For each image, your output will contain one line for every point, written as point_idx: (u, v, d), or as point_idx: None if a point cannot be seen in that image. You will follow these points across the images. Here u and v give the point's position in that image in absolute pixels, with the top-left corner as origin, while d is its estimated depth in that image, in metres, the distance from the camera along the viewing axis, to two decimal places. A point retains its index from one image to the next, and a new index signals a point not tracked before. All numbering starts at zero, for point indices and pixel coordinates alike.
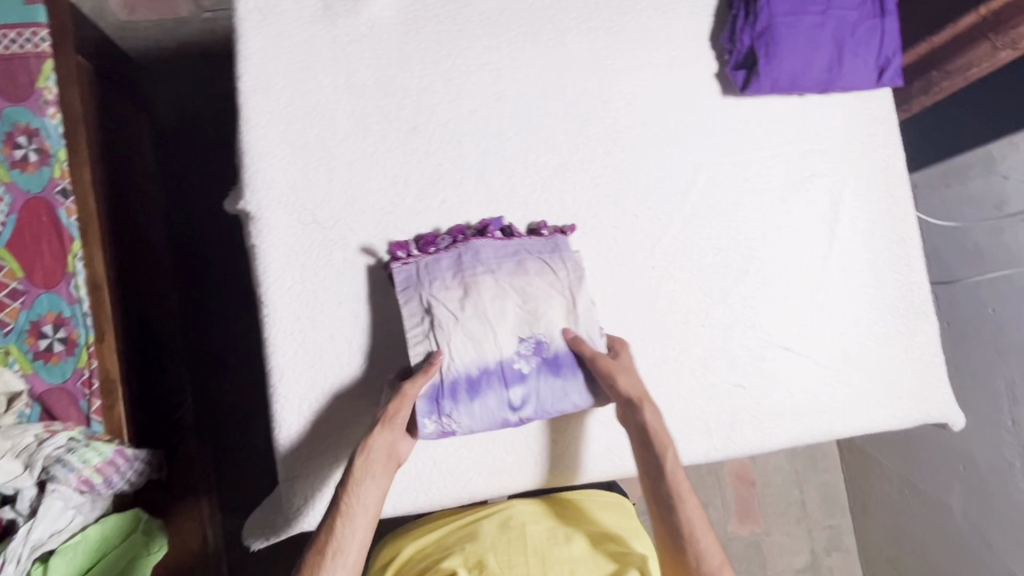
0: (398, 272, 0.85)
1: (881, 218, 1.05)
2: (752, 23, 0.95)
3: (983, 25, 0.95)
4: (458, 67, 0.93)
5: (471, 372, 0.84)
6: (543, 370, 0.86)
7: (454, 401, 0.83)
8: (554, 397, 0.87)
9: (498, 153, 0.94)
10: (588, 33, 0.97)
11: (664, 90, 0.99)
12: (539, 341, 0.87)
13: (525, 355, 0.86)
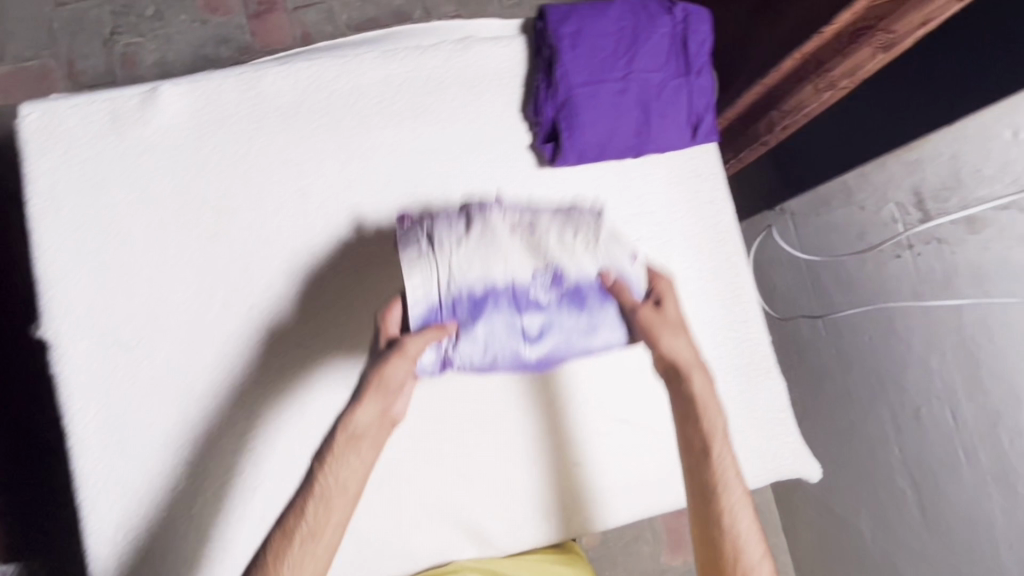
0: (405, 228, 0.75)
1: (715, 278, 0.92)
2: (553, 94, 0.85)
3: (860, 25, 0.87)
4: (257, 166, 0.84)
5: (476, 291, 0.72)
6: (564, 303, 0.74)
7: (455, 324, 0.72)
8: (577, 332, 0.75)
9: (309, 252, 0.85)
10: (392, 117, 0.87)
11: (477, 168, 0.88)
12: (556, 272, 0.74)
13: (542, 285, 0.74)
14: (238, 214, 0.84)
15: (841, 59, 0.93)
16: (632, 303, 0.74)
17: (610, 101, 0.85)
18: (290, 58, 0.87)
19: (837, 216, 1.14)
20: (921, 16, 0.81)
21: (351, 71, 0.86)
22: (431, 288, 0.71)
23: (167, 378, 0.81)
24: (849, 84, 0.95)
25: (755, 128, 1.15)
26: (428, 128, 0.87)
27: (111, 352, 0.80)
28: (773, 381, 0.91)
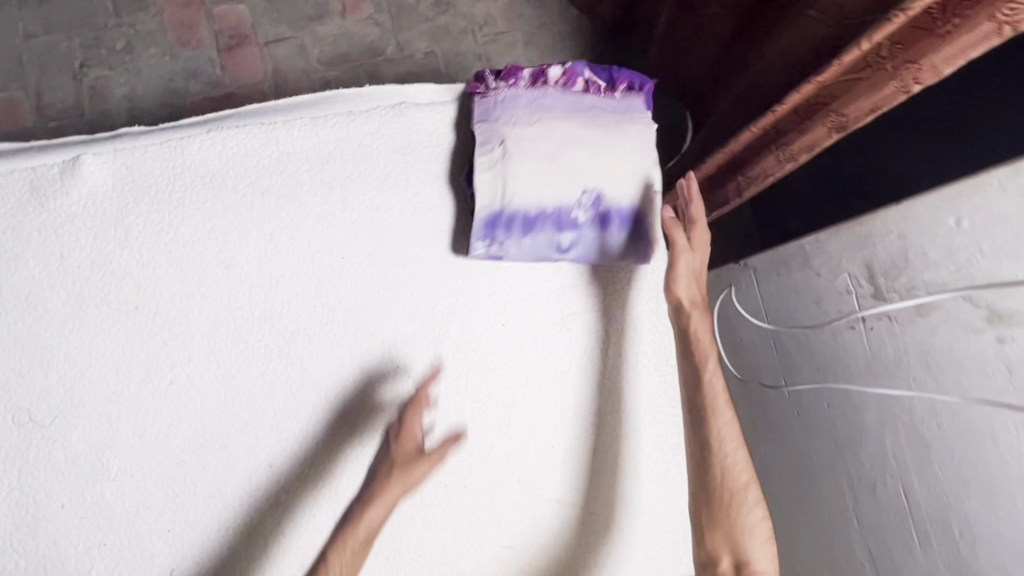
0: (477, 106, 0.85)
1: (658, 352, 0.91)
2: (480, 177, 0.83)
3: (813, 104, 0.84)
4: (180, 237, 0.82)
5: (529, 211, 0.83)
6: (596, 224, 0.86)
7: (508, 233, 0.83)
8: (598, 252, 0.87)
9: (231, 325, 0.83)
10: (322, 186, 0.85)
11: (409, 238, 0.86)
12: (597, 195, 0.85)
13: (584, 206, 0.85)
14: (162, 286, 0.82)
15: (796, 134, 0.89)
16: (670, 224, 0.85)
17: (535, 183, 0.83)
18: (219, 124, 0.84)
19: (797, 279, 1.11)
20: (871, 102, 0.78)
21: (281, 140, 0.84)
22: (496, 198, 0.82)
23: (78, 459, 0.78)
24: (808, 157, 0.92)
25: (723, 189, 1.12)
26: (359, 198, 0.85)
27: (21, 431, 0.78)
28: None
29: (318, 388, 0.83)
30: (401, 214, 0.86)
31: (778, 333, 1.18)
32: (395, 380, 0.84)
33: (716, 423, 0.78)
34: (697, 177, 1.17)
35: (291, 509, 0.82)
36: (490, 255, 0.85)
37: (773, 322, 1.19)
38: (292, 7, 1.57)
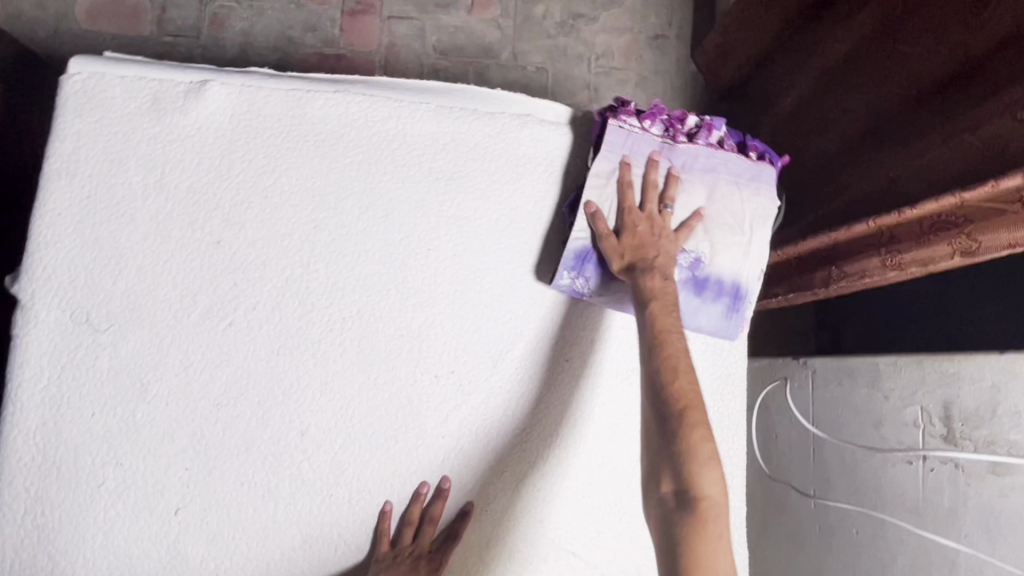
0: (608, 129, 0.80)
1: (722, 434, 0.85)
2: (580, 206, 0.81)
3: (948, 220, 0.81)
4: (279, 185, 0.82)
5: None
6: (687, 287, 0.79)
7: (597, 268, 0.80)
8: (683, 315, 0.80)
9: (301, 285, 0.81)
10: (428, 174, 0.84)
11: (498, 249, 0.84)
12: (697, 259, 0.79)
13: (679, 267, 0.79)
14: (248, 227, 0.81)
15: (915, 245, 0.86)
16: (629, 205, 0.77)
17: None
18: (346, 86, 0.84)
19: (858, 395, 1.07)
20: (1009, 238, 0.74)
21: (400, 116, 0.84)
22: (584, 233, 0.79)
23: (120, 371, 0.78)
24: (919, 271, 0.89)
25: (811, 276, 1.09)
26: (462, 195, 0.84)
27: (77, 329, 0.78)
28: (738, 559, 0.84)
29: (367, 371, 0.81)
30: (496, 222, 0.84)
31: (820, 443, 1.14)
32: (444, 384, 0.82)
33: (691, 440, 0.65)
34: (786, 259, 1.14)
35: (309, 483, 0.79)
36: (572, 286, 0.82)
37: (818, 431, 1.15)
38: None
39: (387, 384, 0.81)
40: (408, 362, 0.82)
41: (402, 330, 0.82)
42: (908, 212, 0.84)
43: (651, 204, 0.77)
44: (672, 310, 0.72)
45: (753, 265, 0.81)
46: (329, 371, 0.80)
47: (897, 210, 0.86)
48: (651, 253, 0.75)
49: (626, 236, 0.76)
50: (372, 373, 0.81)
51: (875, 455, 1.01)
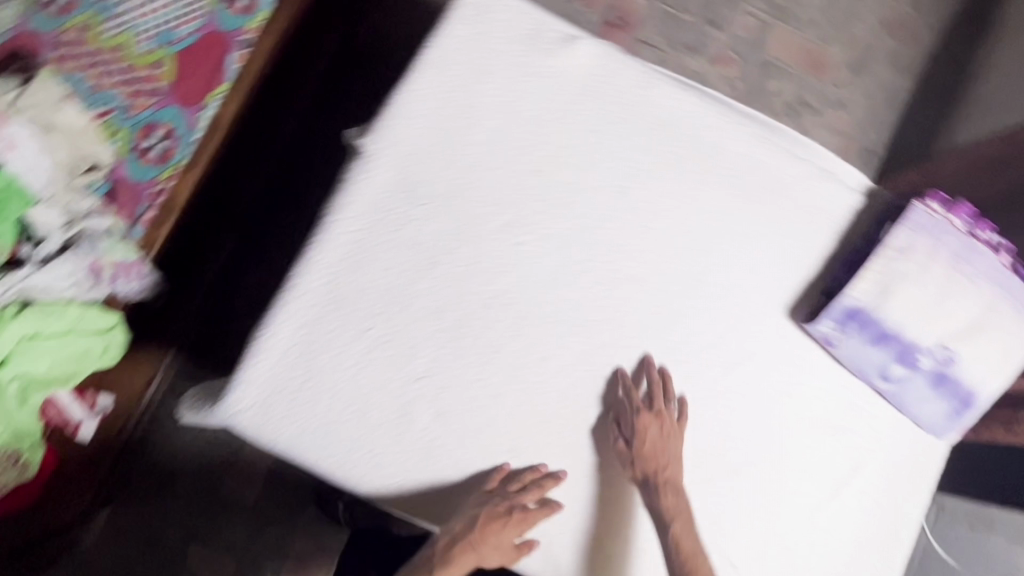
0: (916, 213, 0.85)
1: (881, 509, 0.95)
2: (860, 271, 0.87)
3: None
4: (606, 145, 0.91)
5: (889, 331, 0.85)
6: (931, 377, 0.87)
7: (861, 333, 0.86)
8: (916, 397, 0.89)
9: (591, 235, 0.90)
10: (729, 186, 0.92)
11: (763, 274, 0.92)
12: (951, 357, 0.86)
13: (934, 357, 0.86)
14: (567, 168, 0.90)
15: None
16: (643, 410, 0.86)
17: (913, 308, 0.84)
18: (688, 86, 0.94)
19: None
20: None
21: (724, 130, 0.93)
22: (862, 299, 0.84)
23: (421, 244, 0.87)
24: None
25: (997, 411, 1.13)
26: (751, 216, 0.92)
27: (400, 195, 0.88)
28: None
29: (616, 330, 0.89)
30: (770, 252, 0.92)
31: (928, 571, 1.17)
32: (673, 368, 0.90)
33: None
34: None
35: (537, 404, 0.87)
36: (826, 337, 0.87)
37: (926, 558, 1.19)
38: None
39: (627, 347, 0.89)
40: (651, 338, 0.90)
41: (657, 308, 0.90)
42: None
43: (658, 401, 0.88)
44: (678, 489, 0.87)
45: (994, 380, 0.88)
46: (587, 316, 0.89)
47: None
48: (660, 463, 0.86)
49: (640, 441, 0.86)
50: (619, 333, 0.89)
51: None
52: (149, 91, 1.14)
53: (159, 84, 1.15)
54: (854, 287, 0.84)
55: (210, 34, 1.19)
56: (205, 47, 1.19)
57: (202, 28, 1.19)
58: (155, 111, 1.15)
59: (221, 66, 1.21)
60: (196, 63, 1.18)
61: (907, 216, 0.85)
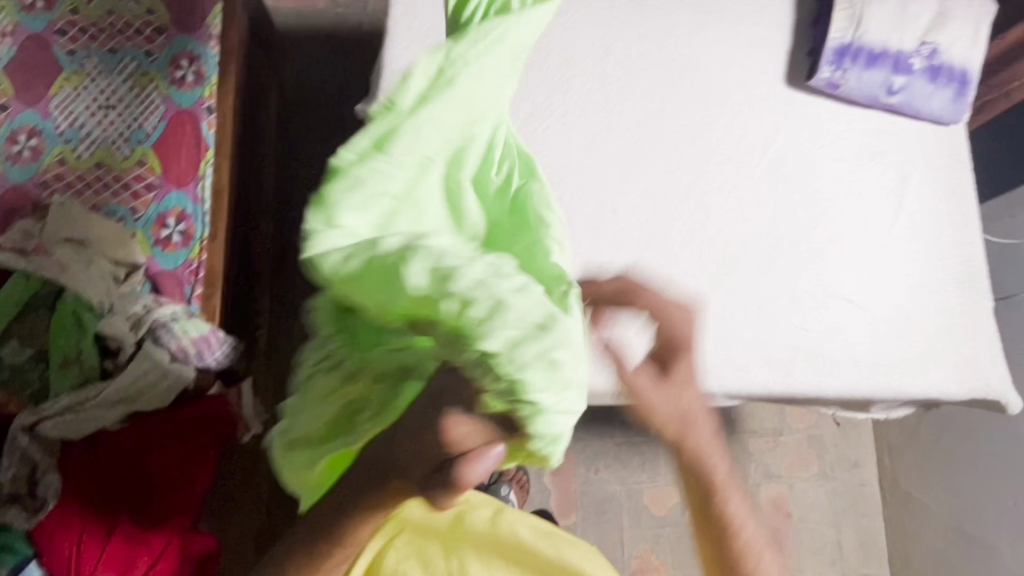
0: None
1: (947, 198, 0.99)
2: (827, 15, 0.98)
3: None
4: (573, 21, 1.00)
5: (879, 45, 0.95)
6: (925, 74, 0.96)
7: (856, 63, 0.95)
8: (922, 97, 0.97)
9: (601, 97, 0.98)
10: (689, 8, 1.02)
11: (743, 60, 1.01)
12: (935, 50, 0.95)
13: (921, 56, 0.95)
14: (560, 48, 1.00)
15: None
16: None
17: (888, 22, 0.94)
18: None
19: None
20: None
21: None
22: (845, 35, 0.95)
23: None
24: None
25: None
26: (714, 24, 1.02)
27: None
28: (979, 309, 0.96)
29: (658, 158, 0.97)
30: (752, 37, 1.02)
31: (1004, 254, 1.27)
32: (722, 168, 0.97)
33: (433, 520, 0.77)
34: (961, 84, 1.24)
35: (622, 249, 0.94)
36: (831, 83, 0.96)
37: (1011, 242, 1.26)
38: None
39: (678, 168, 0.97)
40: (695, 144, 0.98)
41: (670, 131, 0.98)
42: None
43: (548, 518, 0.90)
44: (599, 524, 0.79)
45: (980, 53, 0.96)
46: (636, 165, 0.97)
47: None
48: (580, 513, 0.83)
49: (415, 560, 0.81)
50: (661, 160, 0.97)
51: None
52: (148, 188, 1.26)
53: (151, 178, 1.27)
54: (832, 29, 0.95)
55: (176, 115, 1.30)
56: (176, 128, 1.29)
57: (166, 114, 1.30)
58: (158, 205, 1.26)
59: (201, 137, 1.29)
60: (173, 148, 1.28)
61: None
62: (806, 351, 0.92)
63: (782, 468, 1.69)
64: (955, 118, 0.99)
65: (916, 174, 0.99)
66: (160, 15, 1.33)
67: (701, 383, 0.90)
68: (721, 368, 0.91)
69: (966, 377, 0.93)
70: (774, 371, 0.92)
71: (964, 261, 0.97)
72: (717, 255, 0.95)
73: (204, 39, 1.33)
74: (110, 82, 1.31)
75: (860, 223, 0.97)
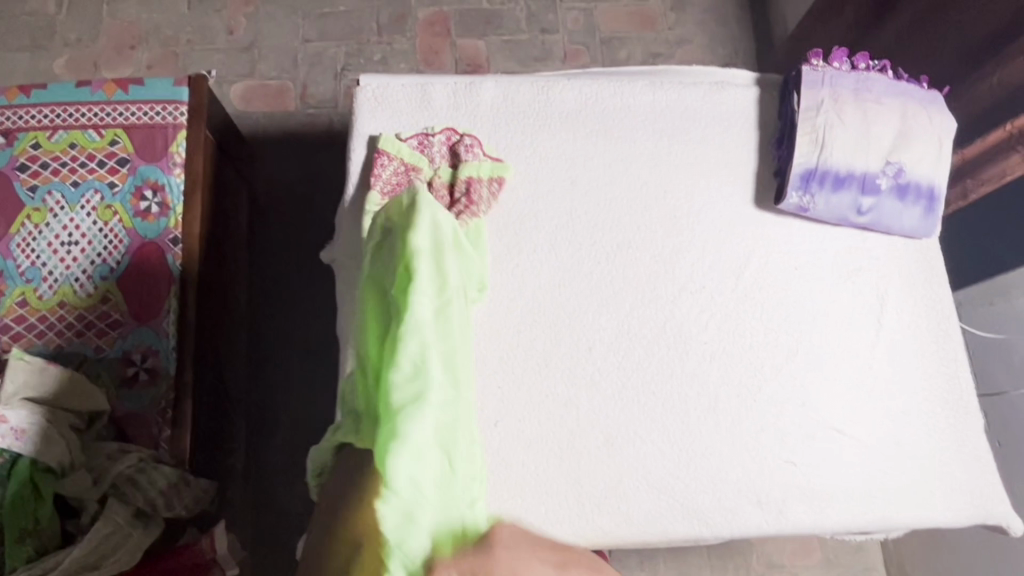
0: (808, 74, 0.97)
1: (926, 312, 0.98)
2: (791, 137, 0.97)
3: (1009, 139, 1.11)
4: (538, 153, 0.99)
5: (844, 168, 0.94)
6: (894, 192, 0.95)
7: (822, 186, 0.95)
8: (893, 214, 0.96)
9: (570, 229, 0.97)
10: (653, 133, 1.02)
11: (711, 183, 1.01)
12: (900, 168, 0.95)
13: (887, 176, 0.95)
14: (525, 182, 0.98)
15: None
16: None
17: (852, 145, 0.94)
18: (576, 76, 1.05)
19: (1019, 306, 1.20)
20: None
21: (623, 91, 1.04)
22: (812, 160, 0.94)
23: None
24: None
25: (954, 189, 1.26)
26: (679, 148, 1.02)
27: None
28: (970, 427, 0.94)
29: (632, 289, 0.95)
30: (719, 159, 1.02)
31: (988, 344, 1.26)
32: (697, 297, 0.95)
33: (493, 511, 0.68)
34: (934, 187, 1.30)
35: (600, 391, 0.90)
36: (799, 206, 0.96)
37: (995, 331, 1.25)
38: (523, 50, 1.98)
39: (653, 300, 0.95)
40: (669, 274, 0.96)
41: (643, 261, 0.96)
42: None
43: None
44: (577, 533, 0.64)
45: (946, 168, 0.97)
46: (610, 299, 0.94)
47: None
48: None
49: None
50: (635, 292, 0.95)
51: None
52: (112, 326, 1.22)
53: (116, 315, 1.23)
54: (796, 154, 0.94)
55: (141, 247, 1.27)
56: (141, 261, 1.26)
57: (130, 248, 1.27)
58: (123, 343, 1.22)
59: (166, 269, 1.26)
60: (138, 282, 1.25)
61: (800, 81, 0.97)
62: (798, 487, 0.89)
63: (783, 556, 1.62)
64: (928, 231, 0.98)
65: (894, 291, 0.97)
66: (122, 145, 1.31)
67: (693, 531, 0.86)
68: (713, 514, 0.87)
69: (964, 502, 0.90)
70: (767, 511, 0.88)
71: (951, 378, 0.95)
72: (698, 391, 0.92)
73: (167, 167, 1.31)
74: (72, 217, 1.28)
75: (841, 345, 0.95)
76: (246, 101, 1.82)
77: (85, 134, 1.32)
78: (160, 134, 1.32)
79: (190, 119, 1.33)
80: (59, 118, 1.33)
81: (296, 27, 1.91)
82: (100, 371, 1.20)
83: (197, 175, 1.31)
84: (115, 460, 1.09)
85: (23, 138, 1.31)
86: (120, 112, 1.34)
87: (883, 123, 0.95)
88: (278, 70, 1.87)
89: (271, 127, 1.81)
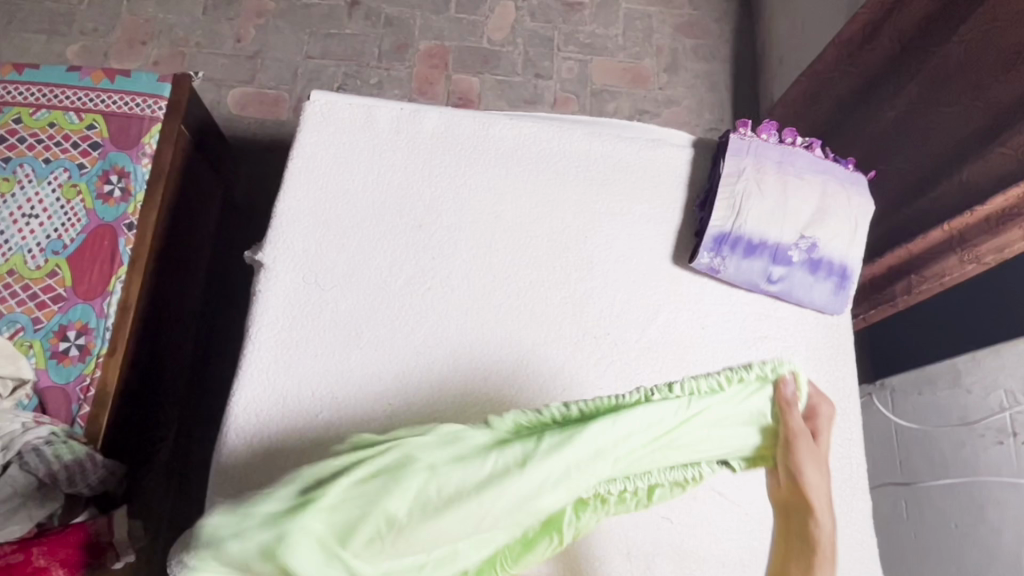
0: (734, 141, 1.01)
1: (826, 388, 0.99)
2: (711, 200, 1.00)
3: (951, 240, 1.08)
4: (468, 185, 1.03)
5: (757, 236, 0.96)
6: (805, 266, 0.97)
7: (733, 250, 0.97)
8: (803, 288, 0.98)
9: (486, 260, 0.99)
10: (584, 180, 1.05)
11: (634, 235, 1.03)
12: (813, 243, 0.97)
13: (799, 249, 0.97)
14: (450, 209, 1.01)
15: (988, 236, 1.02)
16: None
17: (767, 214, 0.97)
18: (519, 116, 1.09)
19: (942, 398, 1.19)
20: (1005, 241, 1.01)
21: (562, 137, 1.07)
22: (726, 224, 0.97)
23: (340, 324, 0.93)
24: (996, 260, 1.04)
25: (890, 288, 1.23)
26: (608, 197, 1.05)
27: (306, 287, 0.94)
28: (853, 506, 0.94)
29: (538, 326, 0.97)
30: (644, 213, 1.04)
31: (909, 432, 1.25)
32: (600, 342, 0.97)
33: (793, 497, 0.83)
34: (862, 277, 1.28)
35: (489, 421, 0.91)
36: (712, 266, 0.98)
37: (917, 420, 1.24)
38: (516, 92, 1.98)
39: (556, 340, 0.96)
40: (577, 316, 0.98)
41: (555, 301, 0.98)
42: (979, 209, 1.01)
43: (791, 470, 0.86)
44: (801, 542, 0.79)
45: (859, 249, 0.99)
46: (516, 333, 0.96)
47: (969, 210, 1.03)
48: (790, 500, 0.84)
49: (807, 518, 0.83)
50: (541, 328, 0.97)
51: (959, 433, 1.14)
52: (53, 300, 1.26)
53: (59, 289, 1.27)
54: (712, 217, 0.97)
55: (96, 228, 1.31)
56: (94, 241, 1.30)
57: (86, 228, 1.31)
58: (61, 317, 1.25)
59: (117, 251, 1.29)
60: (88, 261, 1.29)
61: (726, 146, 1.01)
62: (670, 545, 0.88)
63: None
64: (838, 309, 1.00)
65: (796, 363, 0.99)
66: (98, 130, 1.37)
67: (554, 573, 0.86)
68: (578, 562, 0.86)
69: None
70: (635, 564, 0.87)
71: (841, 457, 0.96)
72: None
73: (136, 155, 1.36)
74: (38, 191, 1.33)
75: None
76: (239, 105, 1.87)
77: (66, 116, 1.38)
78: (135, 124, 1.38)
79: (166, 114, 1.39)
80: (45, 98, 1.40)
81: (301, 43, 1.95)
82: (33, 342, 1.23)
83: (163, 167, 1.37)
84: (27, 430, 1.11)
85: (7, 113, 1.38)
86: (103, 99, 1.40)
87: (802, 195, 0.98)
88: (276, 81, 1.91)
89: (259, 132, 1.86)
